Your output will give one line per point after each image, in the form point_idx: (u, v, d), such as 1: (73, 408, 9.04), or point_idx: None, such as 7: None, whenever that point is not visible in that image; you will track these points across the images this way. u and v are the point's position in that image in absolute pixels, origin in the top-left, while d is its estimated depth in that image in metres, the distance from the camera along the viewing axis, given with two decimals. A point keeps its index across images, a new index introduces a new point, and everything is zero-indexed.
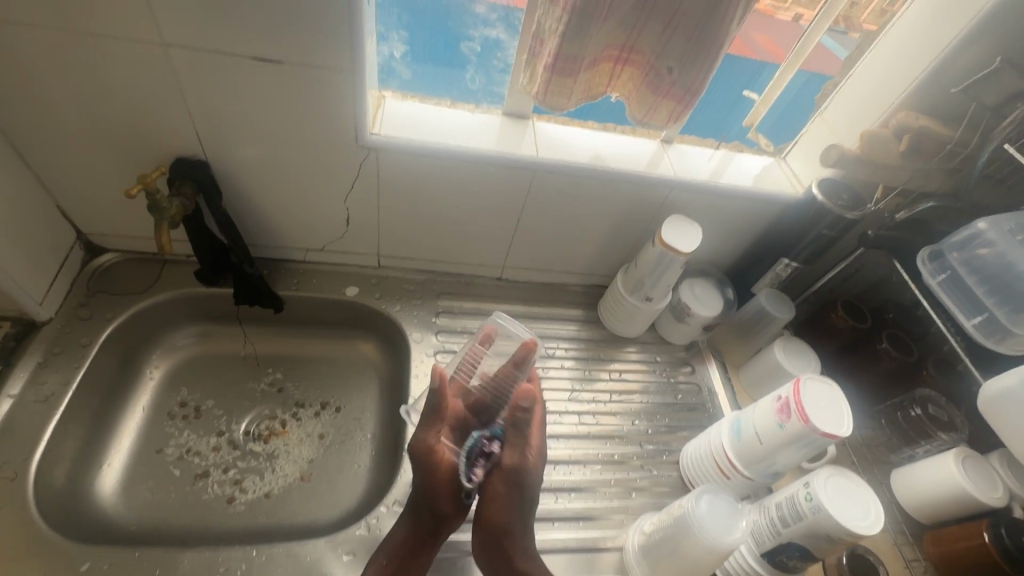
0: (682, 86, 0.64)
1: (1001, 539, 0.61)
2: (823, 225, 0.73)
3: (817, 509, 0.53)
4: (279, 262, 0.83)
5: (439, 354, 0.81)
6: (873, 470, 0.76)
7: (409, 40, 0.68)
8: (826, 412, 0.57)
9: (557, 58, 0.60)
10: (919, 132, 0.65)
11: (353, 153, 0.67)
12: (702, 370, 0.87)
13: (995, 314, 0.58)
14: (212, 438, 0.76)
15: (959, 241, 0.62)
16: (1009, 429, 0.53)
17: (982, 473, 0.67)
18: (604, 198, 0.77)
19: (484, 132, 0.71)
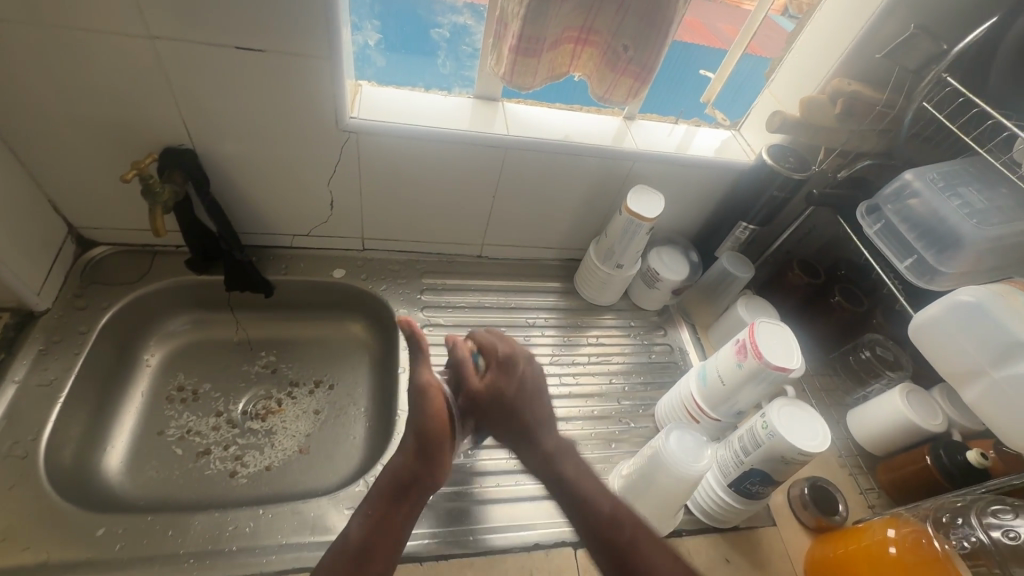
0: (638, 63, 0.69)
1: (941, 460, 0.68)
2: (774, 188, 0.80)
3: (772, 434, 0.59)
4: (267, 249, 0.87)
5: (426, 327, 0.86)
6: (832, 410, 0.83)
7: (382, 29, 0.72)
8: (777, 350, 0.63)
9: (521, 40, 0.65)
10: (850, 97, 0.71)
11: (334, 138, 0.71)
12: (674, 333, 0.93)
13: (923, 256, 0.64)
14: (211, 418, 0.79)
15: (891, 194, 0.68)
16: (940, 352, 0.60)
17: (924, 404, 0.74)
18: (573, 172, 0.82)
19: (457, 113, 0.76)
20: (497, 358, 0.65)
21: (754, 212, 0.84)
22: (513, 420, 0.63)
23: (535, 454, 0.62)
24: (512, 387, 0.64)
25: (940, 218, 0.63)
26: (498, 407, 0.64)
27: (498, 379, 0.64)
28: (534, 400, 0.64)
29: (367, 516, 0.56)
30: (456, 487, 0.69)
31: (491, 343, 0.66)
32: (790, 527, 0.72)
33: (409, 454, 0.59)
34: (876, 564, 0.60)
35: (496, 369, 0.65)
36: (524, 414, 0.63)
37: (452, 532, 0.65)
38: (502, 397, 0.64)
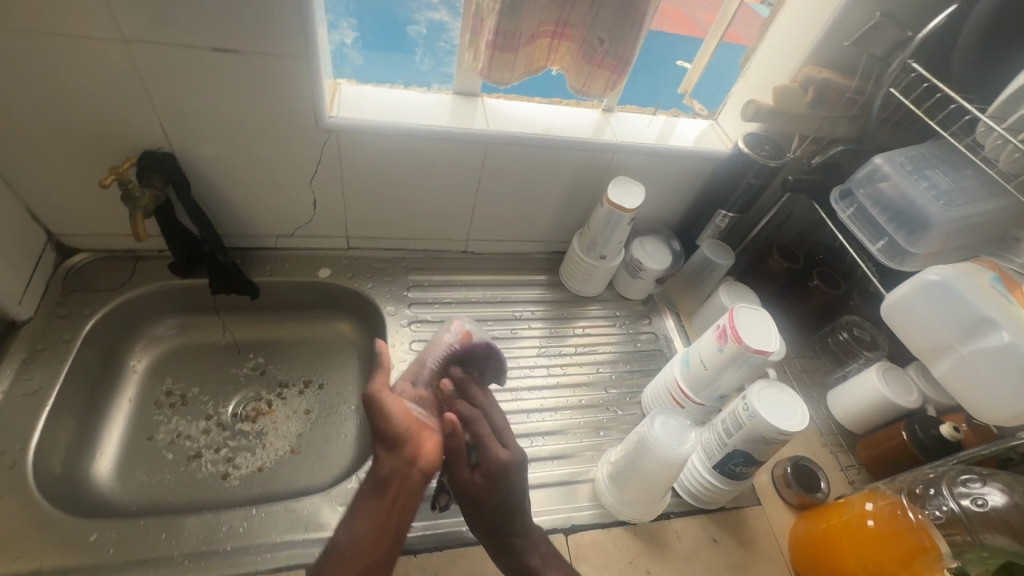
0: (614, 55, 0.70)
1: (916, 435, 0.70)
2: (751, 175, 0.81)
3: (753, 416, 0.61)
4: (252, 250, 0.87)
5: (413, 324, 0.87)
6: (813, 391, 0.85)
7: (358, 27, 0.72)
8: (756, 333, 0.65)
9: (497, 35, 0.66)
10: (821, 84, 0.73)
11: (314, 137, 0.71)
12: (660, 321, 0.95)
13: (894, 238, 0.66)
14: (201, 422, 0.79)
15: (863, 178, 0.70)
16: (911, 333, 0.62)
17: (900, 381, 0.76)
18: (555, 166, 0.83)
19: (436, 110, 0.76)
20: (491, 470, 0.60)
21: (733, 200, 0.85)
22: (483, 527, 0.60)
23: (499, 555, 0.60)
24: (493, 503, 0.60)
25: (909, 200, 0.65)
26: (474, 508, 0.60)
27: (483, 488, 0.60)
28: (514, 515, 0.60)
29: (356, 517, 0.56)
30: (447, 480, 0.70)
31: (491, 449, 0.61)
32: (775, 506, 0.74)
33: (384, 452, 0.59)
34: (854, 537, 0.62)
35: (487, 477, 0.60)
36: (496, 525, 0.60)
37: (445, 523, 0.66)
38: (481, 503, 0.60)
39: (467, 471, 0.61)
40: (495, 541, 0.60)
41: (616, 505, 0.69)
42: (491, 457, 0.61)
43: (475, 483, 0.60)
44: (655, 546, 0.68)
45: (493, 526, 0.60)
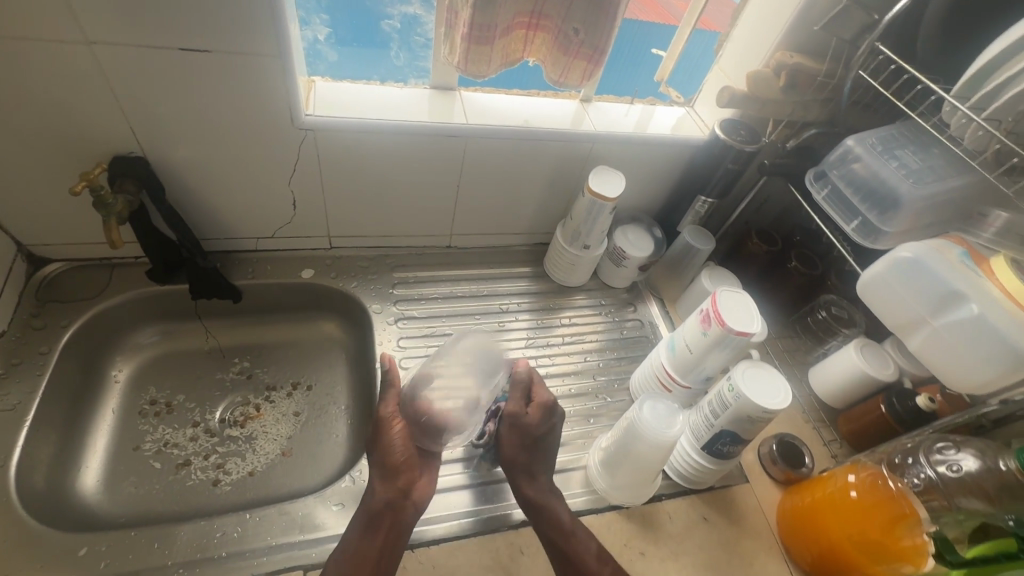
0: (590, 46, 0.70)
1: (894, 408, 0.73)
2: (728, 161, 0.82)
3: (738, 396, 0.62)
4: (231, 254, 0.85)
5: (400, 321, 0.86)
6: (795, 369, 0.88)
7: (331, 23, 0.71)
8: (738, 315, 0.66)
9: (472, 28, 0.65)
10: (793, 69, 0.74)
11: (290, 136, 0.70)
12: (644, 308, 0.96)
13: (867, 218, 0.68)
14: (188, 429, 0.78)
15: (836, 160, 0.72)
16: (887, 309, 0.64)
17: (877, 356, 0.79)
18: (535, 157, 0.83)
19: (414, 105, 0.76)
20: (546, 404, 0.69)
21: (712, 185, 0.87)
22: (522, 455, 0.67)
23: (527, 486, 0.65)
24: (542, 434, 0.67)
25: (880, 180, 0.66)
26: (519, 438, 0.67)
27: (538, 418, 0.68)
28: (548, 448, 0.68)
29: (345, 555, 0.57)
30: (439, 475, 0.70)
31: (541, 390, 0.70)
32: (762, 482, 0.76)
33: (376, 484, 0.62)
34: (838, 509, 0.64)
35: (540, 408, 0.68)
36: (535, 453, 0.67)
37: (439, 517, 0.66)
38: (527, 432, 0.67)
39: (517, 404, 0.69)
40: (525, 470, 0.66)
41: (609, 490, 0.70)
42: (545, 396, 0.69)
43: (532, 416, 0.68)
44: (648, 528, 0.70)
45: (530, 458, 0.67)
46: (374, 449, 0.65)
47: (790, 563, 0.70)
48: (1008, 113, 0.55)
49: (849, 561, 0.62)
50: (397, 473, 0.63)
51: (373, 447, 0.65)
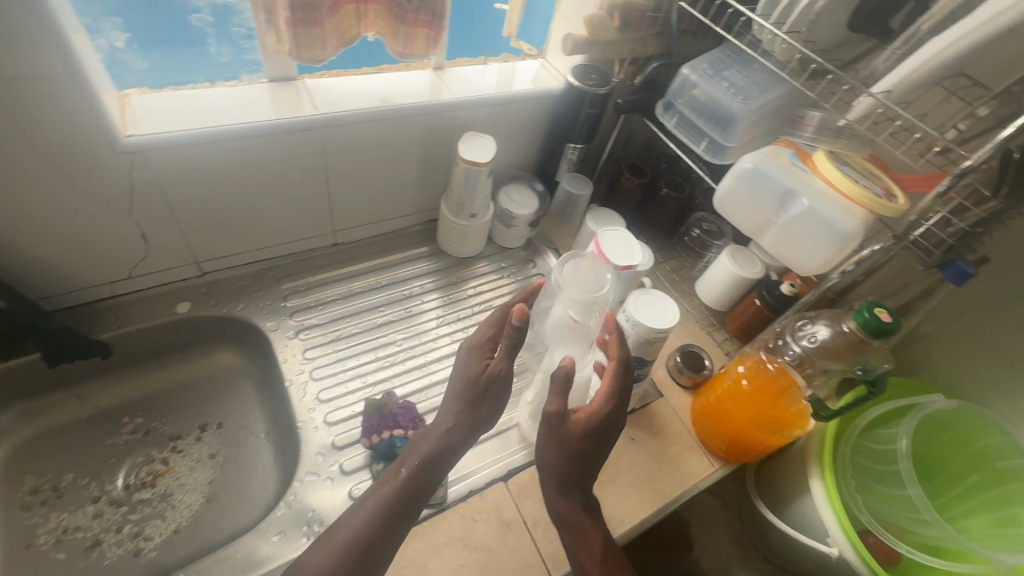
0: (427, 12, 0.69)
1: (766, 299, 0.82)
2: (586, 105, 0.84)
3: (634, 324, 0.68)
4: (84, 306, 0.75)
5: (301, 333, 0.82)
6: (683, 286, 0.96)
7: (128, 26, 0.61)
8: (620, 252, 0.71)
9: (294, 11, 0.61)
10: (624, 8, 0.77)
11: (117, 163, 0.62)
12: (543, 262, 1.00)
13: (714, 138, 0.74)
14: (89, 507, 0.71)
15: (677, 90, 0.78)
16: (741, 220, 0.72)
17: (747, 259, 0.88)
18: (401, 136, 0.81)
19: (255, 102, 0.70)
20: (598, 416, 0.59)
21: (577, 132, 0.89)
22: (558, 473, 0.59)
23: (557, 501, 0.59)
24: (587, 449, 0.59)
25: (716, 103, 0.73)
26: (561, 443, 0.58)
27: (584, 429, 0.59)
28: (596, 462, 0.60)
29: (401, 476, 0.56)
30: (356, 481, 0.69)
31: (614, 404, 0.60)
32: (675, 393, 0.85)
33: (466, 411, 0.60)
34: (737, 396, 0.72)
35: (592, 419, 0.59)
36: (577, 472, 0.59)
37: None
38: (566, 441, 0.58)
39: (562, 406, 0.58)
40: (561, 486, 0.59)
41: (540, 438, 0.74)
42: (603, 407, 0.60)
43: (575, 428, 0.58)
44: None
45: (572, 471, 0.59)
46: (478, 393, 0.60)
47: (709, 455, 0.79)
48: (803, 24, 0.63)
49: (752, 439, 0.71)
50: (475, 419, 0.60)
51: (487, 382, 0.60)
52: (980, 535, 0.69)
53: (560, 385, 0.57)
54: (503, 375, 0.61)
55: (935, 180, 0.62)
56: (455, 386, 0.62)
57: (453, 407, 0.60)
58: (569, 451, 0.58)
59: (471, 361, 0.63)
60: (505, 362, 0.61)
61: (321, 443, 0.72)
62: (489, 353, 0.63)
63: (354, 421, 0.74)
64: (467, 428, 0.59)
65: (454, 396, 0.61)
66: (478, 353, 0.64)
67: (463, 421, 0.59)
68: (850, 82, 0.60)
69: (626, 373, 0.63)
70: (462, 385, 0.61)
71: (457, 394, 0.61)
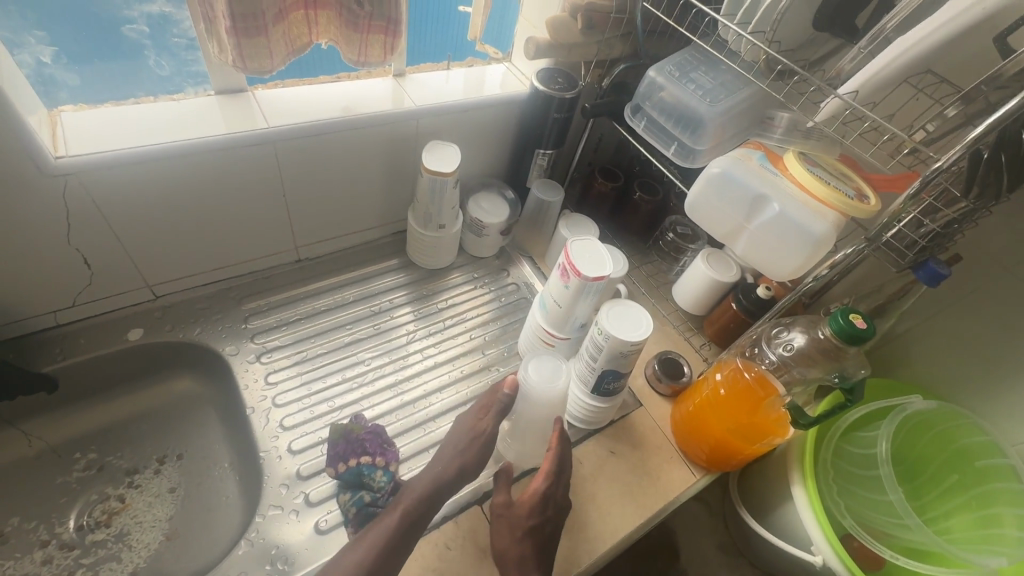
0: (381, 17, 0.66)
1: (742, 303, 0.81)
2: (553, 110, 0.82)
3: (607, 337, 0.65)
4: (25, 339, 0.71)
5: (263, 356, 0.78)
6: (661, 291, 0.94)
7: (53, 40, 0.57)
8: (591, 262, 0.68)
9: (235, 20, 0.57)
10: (587, 9, 0.74)
11: (49, 188, 0.58)
12: (517, 270, 0.97)
13: (682, 141, 0.72)
14: (37, 553, 0.66)
15: (645, 93, 0.76)
16: (714, 226, 0.70)
17: (722, 262, 0.86)
18: (363, 147, 0.77)
19: (201, 116, 0.66)
20: (538, 493, 0.65)
21: (546, 138, 0.87)
22: (512, 548, 0.61)
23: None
24: (537, 529, 0.63)
25: (682, 105, 0.71)
26: (512, 523, 0.63)
27: (530, 509, 0.64)
28: (546, 539, 0.63)
29: (402, 506, 0.59)
30: (324, 512, 0.66)
31: (553, 481, 0.65)
32: (654, 402, 0.83)
33: (458, 455, 0.65)
34: (715, 405, 0.71)
35: (534, 497, 0.64)
36: (529, 547, 0.61)
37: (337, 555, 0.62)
38: (515, 520, 0.63)
39: (507, 494, 0.66)
40: (514, 564, 0.60)
41: (516, 457, 0.71)
42: (541, 484, 0.65)
43: (522, 510, 0.64)
44: None
45: (527, 553, 0.61)
46: (468, 444, 0.66)
47: (690, 465, 0.77)
48: (767, 23, 0.61)
49: (731, 448, 0.70)
50: (466, 464, 0.64)
51: (478, 438, 0.66)
52: (960, 538, 0.69)
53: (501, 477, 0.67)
54: (489, 432, 0.66)
55: (905, 181, 0.61)
56: (452, 435, 0.67)
57: (447, 455, 0.65)
58: (517, 530, 0.62)
59: (465, 420, 0.68)
60: (493, 421, 0.67)
61: (286, 474, 0.68)
62: (480, 413, 0.68)
63: (320, 448, 0.71)
64: (457, 473, 0.63)
65: (452, 444, 0.66)
66: (472, 413, 0.69)
67: (454, 466, 0.63)
68: (817, 83, 0.58)
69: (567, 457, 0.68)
70: (457, 438, 0.66)
71: (452, 446, 0.66)
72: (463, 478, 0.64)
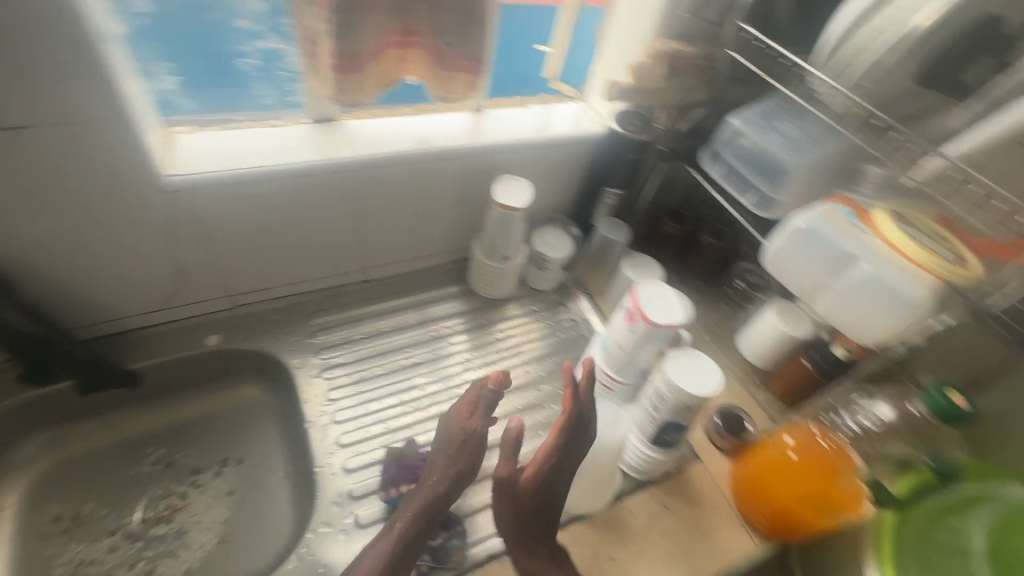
0: (469, 56, 0.68)
1: (818, 363, 0.76)
2: (627, 151, 0.82)
3: (673, 388, 0.63)
4: (117, 336, 0.76)
5: (325, 372, 0.81)
6: (724, 340, 0.91)
7: (179, 70, 0.64)
8: (660, 308, 0.67)
9: (338, 58, 0.61)
10: (671, 56, 0.78)
11: (158, 202, 0.63)
12: (575, 306, 0.96)
13: (764, 191, 0.72)
14: (105, 540, 0.70)
15: (726, 138, 0.75)
16: (792, 280, 0.67)
17: (796, 315, 0.82)
18: (440, 178, 0.80)
19: (296, 143, 0.70)
20: (545, 470, 0.61)
21: (616, 178, 0.87)
22: (518, 527, 0.60)
23: (521, 558, 0.59)
24: (541, 505, 0.61)
25: (767, 154, 0.70)
26: (515, 501, 0.60)
27: (533, 486, 0.60)
28: (552, 509, 0.61)
29: (395, 531, 0.57)
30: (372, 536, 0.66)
31: (560, 457, 0.61)
32: (711, 457, 0.79)
33: (444, 466, 0.62)
34: (783, 471, 0.66)
35: (539, 475, 0.60)
36: (533, 523, 0.60)
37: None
38: (518, 498, 0.60)
39: (509, 469, 0.60)
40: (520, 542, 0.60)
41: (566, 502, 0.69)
42: (547, 460, 0.61)
43: (526, 485, 0.60)
44: (615, 531, 0.69)
45: (532, 528, 0.60)
46: (456, 452, 0.63)
47: (749, 530, 0.72)
48: (869, 80, 0.60)
49: (797, 518, 0.65)
50: (458, 474, 0.62)
51: (467, 441, 0.63)
52: None
53: (506, 448, 0.60)
54: (478, 432, 0.64)
55: (1017, 250, 0.53)
56: (442, 437, 0.65)
57: (440, 461, 0.63)
58: (521, 505, 0.60)
59: (452, 422, 0.66)
60: (482, 420, 0.64)
61: (338, 491, 0.69)
62: (467, 412, 0.66)
63: (372, 469, 0.72)
64: (451, 483, 0.61)
65: (442, 450, 0.64)
66: (457, 412, 0.66)
67: (448, 476, 0.61)
68: (917, 142, 0.55)
69: (580, 426, 0.62)
70: (445, 441, 0.64)
71: (443, 449, 0.64)
72: (460, 486, 0.62)
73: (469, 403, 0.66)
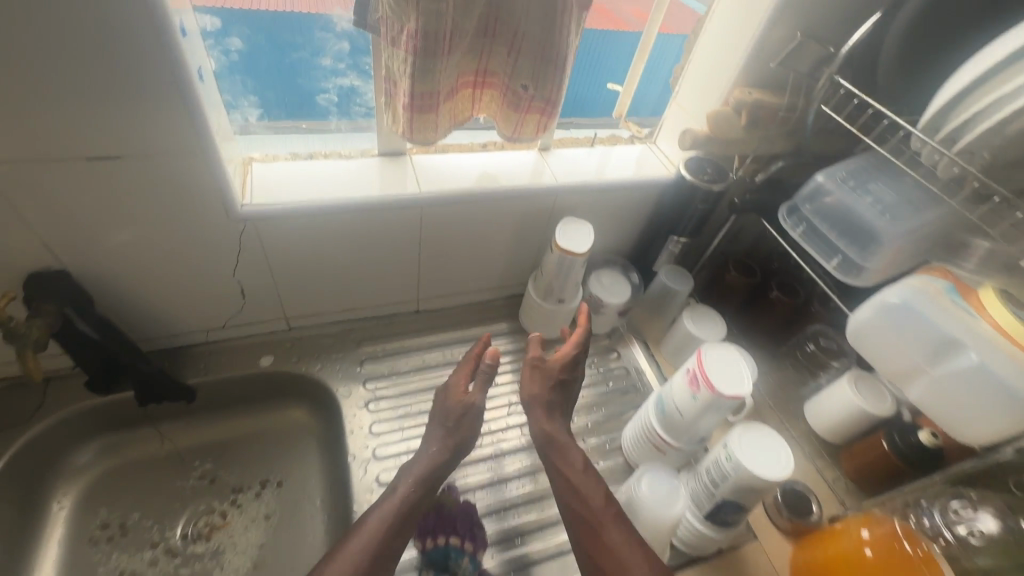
0: (542, 99, 0.65)
1: (897, 445, 0.68)
2: (698, 200, 0.79)
3: (737, 467, 0.58)
4: (178, 350, 0.79)
5: (371, 403, 0.80)
6: (790, 407, 0.84)
7: (260, 103, 0.67)
8: (726, 376, 0.62)
9: (414, 98, 0.61)
10: (754, 106, 0.71)
11: (229, 229, 0.64)
12: (628, 353, 0.92)
13: (847, 255, 0.66)
14: (146, 552, 0.71)
15: (807, 195, 0.71)
16: (875, 356, 0.62)
17: (875, 388, 0.74)
18: (501, 216, 0.79)
19: (363, 176, 0.70)
20: (573, 351, 0.73)
21: (683, 226, 0.83)
22: (543, 392, 0.69)
23: (544, 420, 0.67)
24: (567, 379, 0.71)
25: (854, 215, 0.65)
26: (544, 380, 0.70)
27: (561, 364, 0.72)
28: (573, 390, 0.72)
29: (399, 492, 0.59)
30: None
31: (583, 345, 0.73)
32: (770, 536, 0.72)
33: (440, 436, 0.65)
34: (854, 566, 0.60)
35: (566, 357, 0.72)
36: (560, 395, 0.70)
37: None
38: (549, 372, 0.71)
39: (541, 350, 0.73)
40: (551, 409, 0.68)
41: None
42: (573, 348, 0.73)
43: (556, 363, 0.72)
44: None
45: (555, 398, 0.69)
46: (455, 417, 0.66)
47: None
48: (985, 148, 0.53)
49: None
50: (458, 443, 0.65)
51: (469, 411, 0.66)
52: None
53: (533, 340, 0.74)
54: (477, 404, 0.67)
55: None
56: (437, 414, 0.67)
57: (437, 432, 0.66)
58: (556, 376, 0.71)
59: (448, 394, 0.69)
60: (479, 392, 0.67)
61: None
62: (465, 383, 0.69)
63: None
64: (451, 452, 0.64)
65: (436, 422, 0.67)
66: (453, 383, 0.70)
67: (449, 443, 0.64)
68: None
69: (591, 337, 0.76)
70: (440, 414, 0.67)
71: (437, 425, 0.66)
72: (460, 454, 0.65)
73: (470, 367, 0.71)
